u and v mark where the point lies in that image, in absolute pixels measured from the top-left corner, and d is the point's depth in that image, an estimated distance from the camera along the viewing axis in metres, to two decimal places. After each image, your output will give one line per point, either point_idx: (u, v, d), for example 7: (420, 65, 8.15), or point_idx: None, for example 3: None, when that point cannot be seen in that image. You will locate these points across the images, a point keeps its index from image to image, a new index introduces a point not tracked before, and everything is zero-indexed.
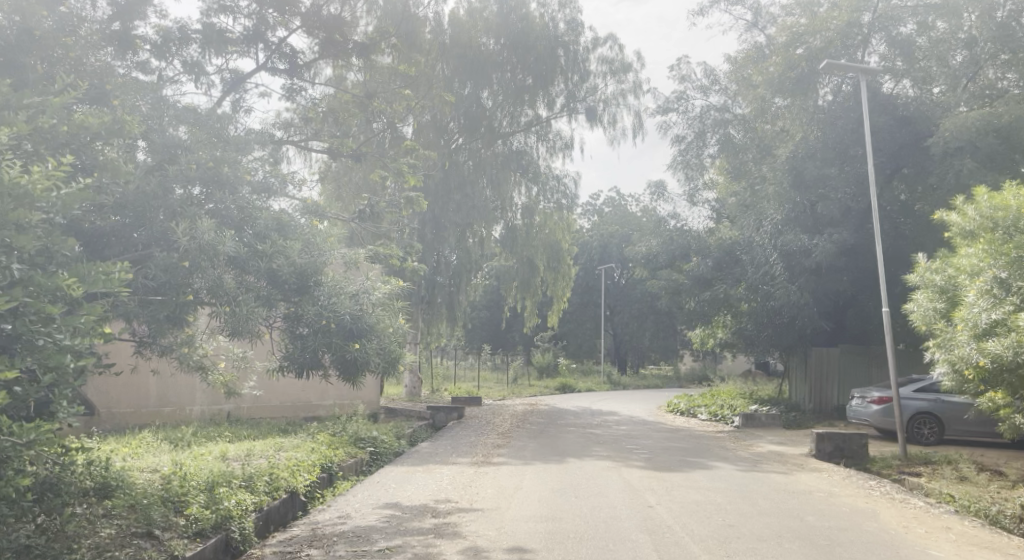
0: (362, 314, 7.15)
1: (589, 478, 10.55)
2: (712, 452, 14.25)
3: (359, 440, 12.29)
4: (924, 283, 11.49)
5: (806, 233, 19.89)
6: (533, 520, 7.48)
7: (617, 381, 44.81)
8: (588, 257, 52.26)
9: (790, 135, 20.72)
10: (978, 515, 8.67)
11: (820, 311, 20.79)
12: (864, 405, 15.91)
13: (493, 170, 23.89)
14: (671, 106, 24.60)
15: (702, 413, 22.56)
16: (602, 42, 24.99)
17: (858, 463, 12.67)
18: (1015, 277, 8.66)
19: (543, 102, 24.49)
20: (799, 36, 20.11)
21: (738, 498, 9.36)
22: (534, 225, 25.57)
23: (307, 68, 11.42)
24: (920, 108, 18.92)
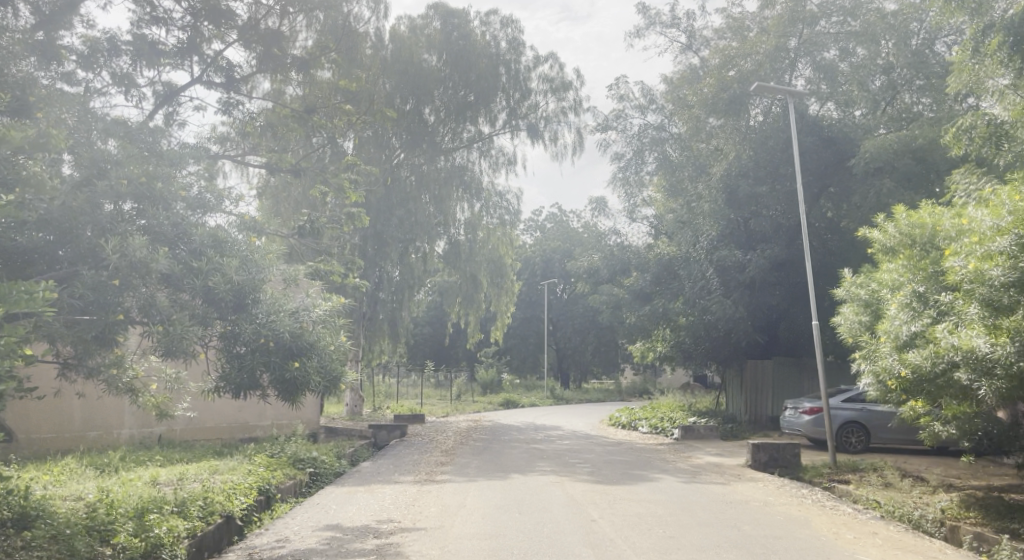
0: (303, 332, 7.04)
1: (533, 494, 10.59)
2: (653, 465, 14.48)
3: (298, 461, 12.04)
4: (850, 297, 11.99)
5: (740, 249, 20.55)
6: (477, 538, 7.45)
7: (560, 395, 45.07)
8: (530, 273, 52.86)
9: (723, 154, 21.34)
10: (902, 519, 9.05)
11: (755, 325, 21.42)
12: (797, 415, 16.43)
13: (436, 186, 23.91)
14: (610, 124, 25.06)
15: (643, 426, 22.87)
16: (543, 60, 25.31)
17: (793, 472, 13.07)
18: (931, 292, 9.16)
19: (485, 119, 24.58)
20: (731, 59, 20.91)
21: (678, 510, 9.53)
22: (477, 241, 25.59)
23: (244, 82, 11.24)
24: (844, 130, 19.77)
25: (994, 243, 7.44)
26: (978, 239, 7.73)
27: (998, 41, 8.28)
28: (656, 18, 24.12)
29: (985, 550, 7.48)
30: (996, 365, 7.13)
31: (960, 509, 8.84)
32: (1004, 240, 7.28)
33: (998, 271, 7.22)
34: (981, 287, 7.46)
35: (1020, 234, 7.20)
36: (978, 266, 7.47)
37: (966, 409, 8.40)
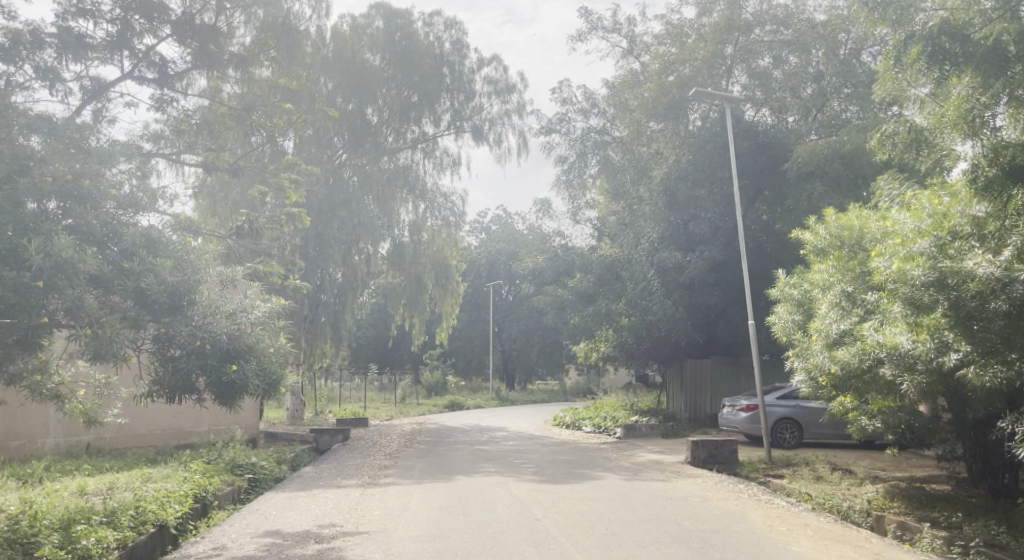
0: (240, 334, 6.90)
1: (477, 495, 10.61)
2: (596, 463, 14.68)
3: (236, 467, 11.79)
4: (784, 298, 12.38)
5: (679, 251, 20.99)
6: (420, 540, 7.43)
7: (505, 396, 45.22)
8: (476, 275, 52.89)
9: (663, 157, 21.81)
10: (832, 510, 9.40)
11: (694, 325, 21.93)
12: (734, 413, 16.88)
13: (379, 187, 23.69)
14: (554, 127, 25.27)
15: (586, 425, 23.12)
16: (487, 62, 25.37)
17: (730, 468, 13.43)
18: (859, 291, 9.57)
19: (429, 119, 24.48)
20: (670, 64, 21.36)
21: (620, 506, 9.71)
22: (421, 242, 25.47)
23: (179, 78, 10.89)
24: (778, 134, 20.53)
25: (915, 244, 7.61)
26: (901, 240, 8.02)
27: (915, 50, 7.84)
28: (598, 23, 24.44)
29: (908, 538, 7.84)
30: (918, 361, 7.81)
31: (885, 499, 9.22)
32: (925, 241, 7.47)
33: (919, 270, 7.27)
34: (904, 286, 7.47)
35: (938, 236, 7.42)
36: (901, 266, 7.58)
37: (890, 403, 8.78)
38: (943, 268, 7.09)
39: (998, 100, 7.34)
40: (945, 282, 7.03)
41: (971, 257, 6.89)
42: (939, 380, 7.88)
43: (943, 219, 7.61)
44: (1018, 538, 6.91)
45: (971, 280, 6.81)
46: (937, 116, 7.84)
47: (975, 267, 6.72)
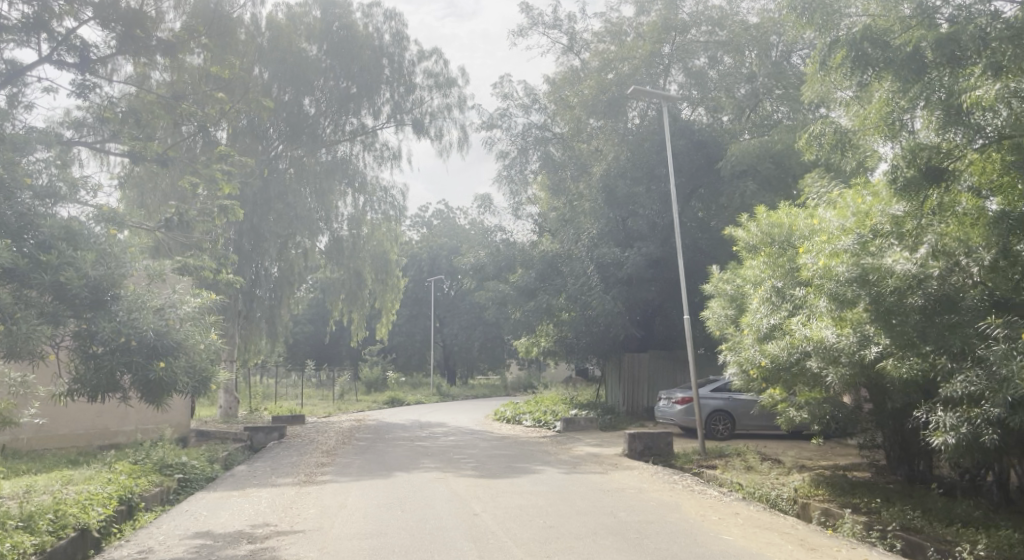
0: (168, 330, 6.65)
1: (415, 491, 10.55)
2: (536, 457, 14.79)
3: (165, 466, 11.45)
4: (717, 292, 12.72)
5: (618, 247, 21.32)
6: (356, 537, 7.35)
7: (446, 392, 45.07)
8: (417, 270, 52.56)
9: (604, 154, 22.24)
10: (761, 500, 9.68)
11: (632, 319, 22.31)
12: (670, 405, 17.24)
13: (316, 180, 23.30)
14: (495, 122, 25.24)
15: (526, 420, 23.26)
16: (428, 56, 25.11)
17: (665, 459, 13.73)
18: (787, 287, 9.90)
19: (368, 111, 24.16)
20: (610, 62, 21.81)
21: (557, 499, 9.80)
22: (361, 236, 25.13)
23: (102, 64, 10.40)
24: (713, 134, 21.01)
25: (840, 242, 7.86)
26: (826, 238, 8.30)
27: (840, 54, 8.03)
28: (539, 19, 24.51)
29: (831, 524, 8.16)
30: (842, 354, 8.00)
31: (810, 488, 9.56)
32: (848, 239, 7.73)
33: (843, 267, 7.65)
34: (829, 281, 7.78)
35: (861, 233, 7.72)
36: (827, 262, 7.86)
37: (816, 395, 9.13)
38: (865, 264, 7.40)
39: (915, 104, 7.55)
40: (867, 279, 7.34)
41: (890, 255, 7.22)
42: (860, 373, 8.08)
43: (866, 217, 7.95)
44: (933, 522, 7.25)
45: (890, 276, 7.11)
46: (861, 118, 8.12)
47: (894, 264, 7.07)
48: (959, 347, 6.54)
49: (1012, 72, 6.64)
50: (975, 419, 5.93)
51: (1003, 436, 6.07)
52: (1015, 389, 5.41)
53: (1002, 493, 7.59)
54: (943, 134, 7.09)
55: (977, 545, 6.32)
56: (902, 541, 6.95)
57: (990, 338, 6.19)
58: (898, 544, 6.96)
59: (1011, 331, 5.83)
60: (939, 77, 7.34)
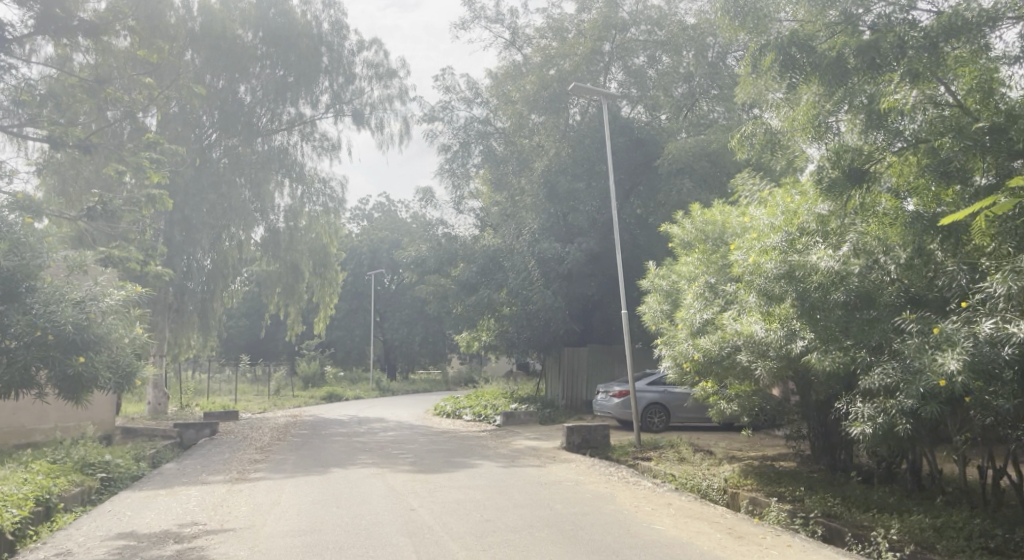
0: (89, 324, 6.37)
1: (352, 487, 10.44)
2: (475, 452, 14.81)
3: (87, 466, 11.02)
4: (653, 287, 12.93)
5: (558, 242, 21.49)
6: (289, 535, 7.21)
7: (386, 387, 44.59)
8: (357, 264, 51.79)
9: (545, 151, 22.48)
10: (693, 490, 9.92)
11: (571, 314, 22.53)
12: (607, 399, 17.50)
13: (252, 171, 22.78)
14: (437, 115, 25.07)
15: (466, 414, 23.23)
16: (367, 46, 24.71)
17: (602, 452, 13.94)
18: (720, 283, 10.20)
19: (306, 101, 23.67)
20: (551, 59, 22.12)
21: (495, 493, 9.85)
22: (298, 228, 24.63)
23: (18, 44, 9.99)
24: (651, 132, 21.38)
25: (769, 239, 8.22)
26: (756, 235, 8.65)
27: (770, 58, 8.22)
28: (481, 13, 24.44)
29: (758, 512, 8.44)
30: (770, 348, 8.34)
31: (739, 478, 9.85)
32: (777, 237, 8.11)
33: (771, 263, 7.94)
34: (759, 277, 8.09)
35: (789, 232, 8.07)
36: (758, 259, 8.18)
37: (745, 388, 9.42)
38: (792, 262, 7.73)
39: (839, 107, 7.88)
40: (793, 275, 7.66)
41: (815, 252, 7.56)
42: (787, 365, 8.47)
43: (794, 216, 8.21)
44: (851, 508, 7.58)
45: (814, 272, 7.41)
46: (789, 118, 8.38)
47: (818, 260, 7.36)
48: (877, 341, 6.80)
49: (927, 78, 6.97)
50: (891, 410, 6.21)
51: (916, 427, 6.35)
52: (926, 381, 5.69)
53: (915, 480, 7.95)
54: (865, 136, 7.47)
55: (891, 529, 6.63)
56: (823, 527, 7.25)
57: (905, 333, 6.46)
58: (819, 530, 7.24)
59: (924, 326, 6.11)
60: (860, 84, 7.57)
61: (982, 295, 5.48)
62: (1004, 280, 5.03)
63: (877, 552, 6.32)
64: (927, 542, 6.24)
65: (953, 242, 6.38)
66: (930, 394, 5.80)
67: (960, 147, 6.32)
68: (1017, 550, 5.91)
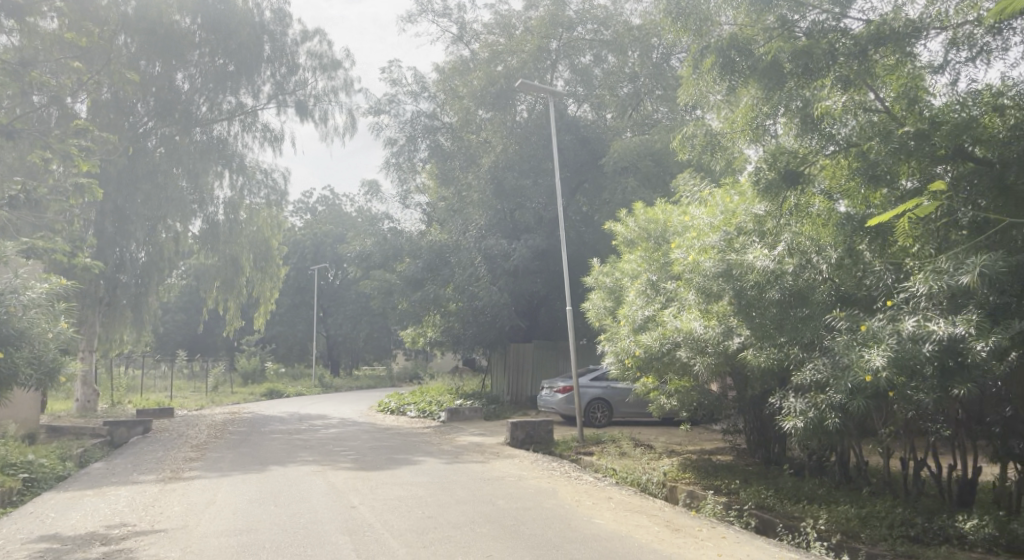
0: (7, 319, 6.25)
1: (291, 485, 10.27)
2: (417, 448, 14.72)
3: (8, 467, 10.56)
4: (598, 284, 13.07)
5: (505, 238, 21.55)
6: (224, 535, 7.05)
7: (329, 383, 43.93)
8: (300, 257, 50.85)
9: (492, 146, 22.27)
10: (632, 484, 10.08)
11: (517, 310, 22.59)
12: (551, 394, 17.63)
13: (190, 160, 21.95)
14: (383, 108, 24.77)
15: (410, 410, 23.06)
16: (310, 36, 24.23)
17: (545, 447, 14.03)
18: (661, 280, 10.39)
19: (247, 91, 23.15)
20: (498, 54, 22.08)
21: (437, 489, 9.82)
22: (239, 221, 24.04)
23: None
24: (597, 130, 21.65)
25: (709, 239, 8.61)
26: (696, 234, 9.01)
27: (710, 60, 8.33)
28: (428, 6, 24.26)
29: (695, 505, 8.62)
30: (708, 345, 8.54)
31: (678, 472, 10.05)
32: (716, 236, 8.48)
33: (710, 263, 8.18)
34: (699, 275, 8.39)
35: (727, 231, 8.45)
36: (696, 257, 8.58)
37: (684, 383, 9.61)
38: (729, 261, 7.98)
39: (775, 111, 8.07)
40: (730, 274, 7.89)
41: (751, 251, 7.80)
42: (725, 362, 8.61)
43: (732, 216, 8.65)
44: (783, 500, 7.81)
45: (751, 271, 7.61)
46: (729, 121, 8.66)
47: (754, 260, 7.57)
48: (809, 338, 7.01)
49: (858, 85, 7.32)
50: (821, 405, 6.41)
51: (845, 421, 6.57)
52: (853, 377, 5.90)
53: (843, 472, 8.22)
54: (799, 139, 7.66)
55: (819, 520, 6.86)
56: (756, 519, 7.45)
57: (835, 330, 6.70)
58: (753, 522, 7.44)
59: (852, 324, 6.36)
60: (797, 89, 7.74)
61: (905, 294, 5.73)
62: (925, 280, 5.27)
63: (805, 542, 6.54)
64: (853, 532, 6.50)
65: (882, 243, 6.68)
66: (857, 389, 6.01)
67: (887, 153, 6.51)
68: (935, 538, 6.18)
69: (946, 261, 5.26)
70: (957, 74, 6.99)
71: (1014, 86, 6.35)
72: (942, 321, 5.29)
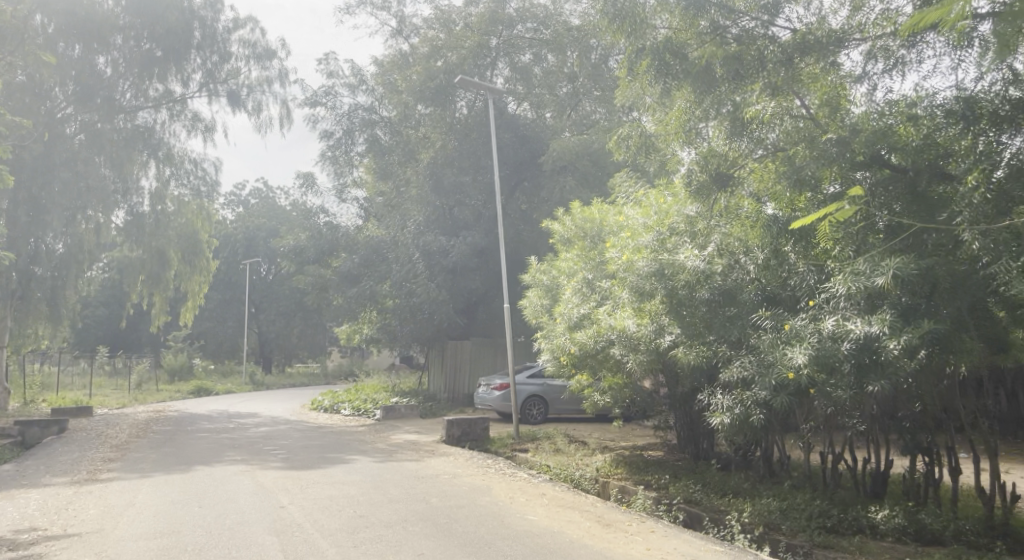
0: None
1: (217, 485, 9.99)
2: (350, 447, 14.51)
3: None
4: (535, 282, 13.14)
5: (443, 235, 21.49)
6: (144, 538, 6.81)
7: (260, 381, 42.85)
8: (231, 251, 49.43)
9: (432, 141, 22.25)
10: (565, 479, 10.18)
11: (455, 307, 22.50)
12: (488, 391, 17.65)
13: (112, 149, 20.97)
14: (319, 99, 24.29)
15: (345, 408, 22.70)
16: (242, 23, 23.56)
17: (480, 444, 14.04)
18: (597, 278, 10.52)
19: (176, 78, 22.38)
20: (438, 50, 21.88)
21: (370, 488, 9.71)
22: (166, 213, 23.21)
23: None
24: (535, 129, 21.82)
25: (642, 239, 8.78)
26: (631, 234, 9.18)
27: (645, 62, 8.42)
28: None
29: (626, 500, 8.78)
30: (641, 343, 8.68)
31: (611, 467, 10.21)
32: (649, 236, 8.67)
33: (643, 263, 8.35)
34: (631, 275, 8.49)
35: (660, 232, 8.65)
36: (630, 256, 8.70)
37: (617, 380, 9.76)
38: (661, 260, 8.14)
39: (707, 115, 8.26)
40: (662, 273, 8.06)
41: (683, 251, 8.01)
42: (657, 360, 8.76)
43: (665, 217, 8.88)
44: (710, 494, 8.04)
45: (682, 270, 7.82)
46: (662, 123, 8.80)
47: (685, 259, 7.79)
48: (737, 335, 7.24)
49: (784, 91, 7.51)
50: (746, 402, 6.63)
51: (768, 416, 6.82)
52: (777, 374, 6.14)
53: (766, 466, 8.47)
54: (729, 142, 7.97)
55: (743, 513, 7.08)
56: (684, 512, 7.64)
57: (761, 329, 6.95)
58: (681, 516, 7.64)
59: (777, 323, 6.61)
60: (727, 92, 7.99)
61: (825, 294, 5.96)
62: (844, 282, 5.51)
63: (730, 534, 6.78)
64: (774, 523, 6.74)
65: (804, 244, 6.80)
66: (781, 386, 6.24)
67: (812, 158, 6.74)
68: (849, 528, 6.45)
69: (863, 262, 5.51)
70: (874, 86, 7.27)
71: (927, 96, 6.68)
72: (859, 321, 5.53)
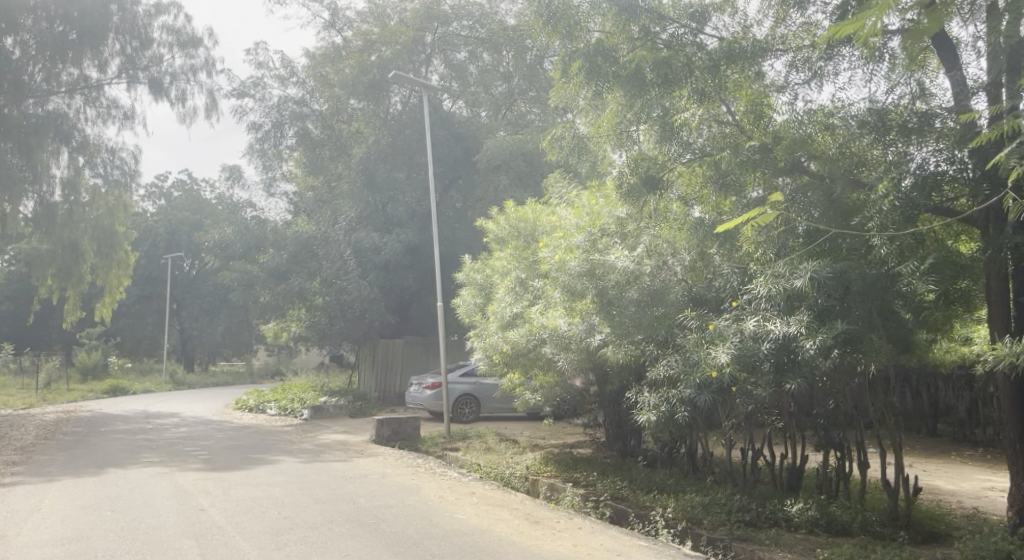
0: None
1: (132, 487, 9.59)
2: (276, 447, 14.16)
3: None
4: (468, 281, 13.08)
5: (375, 231, 21.22)
6: (52, 544, 6.49)
7: (181, 379, 41.32)
8: (151, 245, 47.47)
9: (364, 136, 21.91)
10: (496, 478, 10.20)
11: (387, 305, 22.25)
12: (420, 391, 17.52)
13: (20, 134, 19.78)
14: (247, 90, 23.59)
15: (270, 408, 22.14)
16: (165, 9, 22.68)
17: (411, 443, 13.92)
18: (530, 277, 10.58)
19: (92, 62, 21.39)
20: (372, 43, 21.59)
21: (296, 489, 9.50)
22: (79, 204, 22.17)
23: None
24: (470, 128, 21.80)
25: (574, 239, 8.89)
26: (563, 234, 9.24)
27: (578, 64, 8.39)
28: None
29: (555, 497, 8.88)
30: (572, 342, 8.79)
31: (541, 465, 10.31)
32: (581, 236, 8.78)
33: (575, 262, 8.46)
34: (563, 274, 8.59)
35: (591, 232, 8.79)
36: (562, 256, 8.81)
37: (549, 379, 9.83)
38: (591, 260, 8.27)
39: (639, 118, 8.28)
40: (593, 272, 8.19)
41: (614, 252, 8.19)
42: (587, 359, 8.90)
43: (597, 218, 9.03)
44: (636, 490, 8.21)
45: (613, 271, 7.96)
46: (595, 125, 8.86)
47: (616, 260, 7.96)
48: (664, 335, 7.42)
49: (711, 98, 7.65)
50: (671, 399, 6.79)
51: (692, 414, 7.01)
52: (701, 372, 6.32)
53: (690, 462, 8.71)
54: (658, 146, 8.00)
55: (667, 508, 7.27)
56: (611, 509, 7.81)
57: (687, 329, 7.15)
58: (608, 512, 7.78)
59: (702, 323, 6.81)
60: (657, 98, 8.03)
61: (748, 296, 6.18)
62: (766, 283, 5.74)
63: (654, 529, 6.95)
64: (696, 517, 6.95)
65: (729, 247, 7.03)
66: (704, 384, 6.41)
67: (737, 164, 7.00)
68: (766, 521, 6.69)
69: (783, 265, 5.76)
70: (795, 95, 7.55)
71: (843, 107, 6.99)
72: (778, 321, 5.77)
